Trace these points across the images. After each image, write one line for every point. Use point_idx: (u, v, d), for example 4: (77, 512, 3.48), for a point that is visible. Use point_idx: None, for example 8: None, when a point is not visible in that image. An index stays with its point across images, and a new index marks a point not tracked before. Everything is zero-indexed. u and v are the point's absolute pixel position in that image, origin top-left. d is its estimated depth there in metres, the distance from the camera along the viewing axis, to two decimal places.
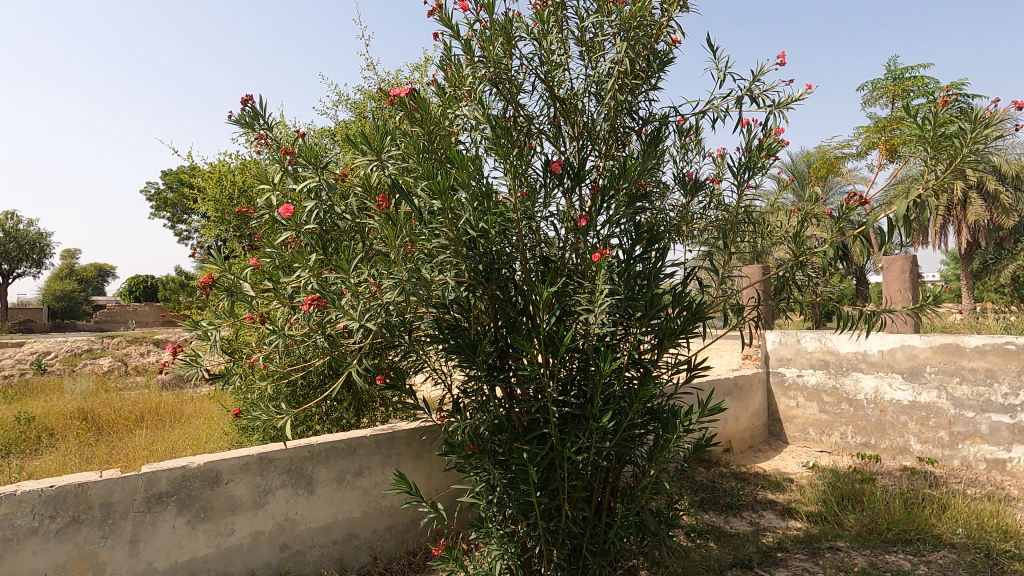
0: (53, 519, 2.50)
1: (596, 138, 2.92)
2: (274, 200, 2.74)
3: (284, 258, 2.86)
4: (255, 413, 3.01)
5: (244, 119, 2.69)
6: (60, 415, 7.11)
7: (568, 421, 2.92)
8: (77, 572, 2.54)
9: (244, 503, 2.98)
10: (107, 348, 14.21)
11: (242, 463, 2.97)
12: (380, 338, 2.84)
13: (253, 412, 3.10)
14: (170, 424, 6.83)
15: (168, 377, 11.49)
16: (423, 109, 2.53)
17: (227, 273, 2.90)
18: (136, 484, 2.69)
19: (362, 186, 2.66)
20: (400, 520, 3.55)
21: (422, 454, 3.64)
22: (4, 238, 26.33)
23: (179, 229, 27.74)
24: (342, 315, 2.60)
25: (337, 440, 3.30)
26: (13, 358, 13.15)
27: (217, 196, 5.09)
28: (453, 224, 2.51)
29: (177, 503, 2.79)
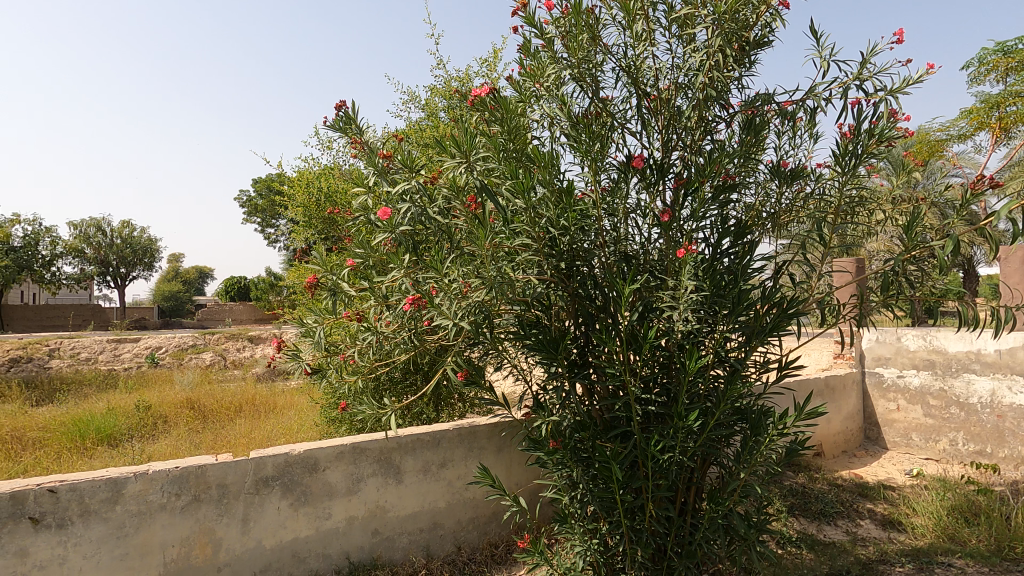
0: (179, 497, 2.77)
1: (680, 131, 2.84)
2: (368, 204, 2.83)
3: (377, 259, 2.99)
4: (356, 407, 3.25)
5: (339, 124, 2.87)
6: (172, 404, 7.87)
7: (651, 420, 2.89)
8: (199, 546, 2.80)
9: (339, 489, 3.17)
10: (209, 343, 15.50)
11: (337, 452, 3.17)
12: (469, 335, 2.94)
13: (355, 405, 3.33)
14: (266, 415, 7.38)
15: (261, 371, 12.34)
16: (502, 108, 2.62)
17: (329, 275, 3.06)
18: (247, 467, 2.93)
19: (450, 188, 2.69)
20: (483, 512, 3.63)
21: (503, 449, 3.71)
22: (122, 245, 29.44)
23: (269, 233, 29.80)
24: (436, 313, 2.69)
25: (422, 433, 3.43)
26: (131, 353, 14.70)
27: (304, 201, 5.43)
28: (535, 223, 2.60)
29: (282, 486, 3.01)
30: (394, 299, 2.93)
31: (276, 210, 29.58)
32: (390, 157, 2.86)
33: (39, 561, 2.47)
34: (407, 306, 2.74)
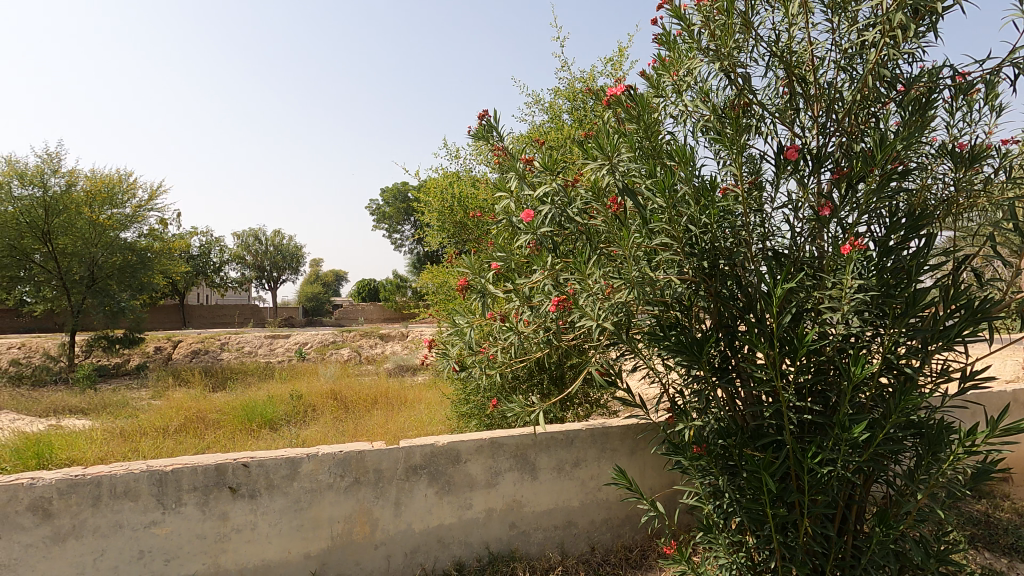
0: (343, 478, 3.06)
1: (839, 117, 2.62)
2: (511, 207, 3.06)
3: (519, 259, 3.16)
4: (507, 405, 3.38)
5: (482, 132, 3.04)
6: (319, 394, 8.77)
7: (806, 430, 2.68)
8: (360, 523, 3.08)
9: (479, 481, 3.32)
10: (346, 340, 17.00)
11: (477, 445, 3.32)
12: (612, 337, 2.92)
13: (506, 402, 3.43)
14: (400, 407, 7.94)
15: (392, 367, 13.30)
16: (640, 106, 2.59)
17: (479, 277, 3.20)
18: (398, 455, 3.17)
19: (591, 190, 2.74)
20: (616, 515, 3.61)
21: (636, 452, 3.65)
22: (274, 252, 33.25)
23: (395, 239, 32.01)
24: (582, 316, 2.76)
25: (557, 432, 3.48)
26: (283, 348, 16.58)
27: (439, 207, 5.72)
28: (676, 221, 2.53)
29: (429, 474, 3.22)
30: (538, 301, 3.01)
31: (401, 217, 31.72)
32: (531, 162, 3.07)
33: (236, 525, 2.87)
34: (552, 308, 2.83)
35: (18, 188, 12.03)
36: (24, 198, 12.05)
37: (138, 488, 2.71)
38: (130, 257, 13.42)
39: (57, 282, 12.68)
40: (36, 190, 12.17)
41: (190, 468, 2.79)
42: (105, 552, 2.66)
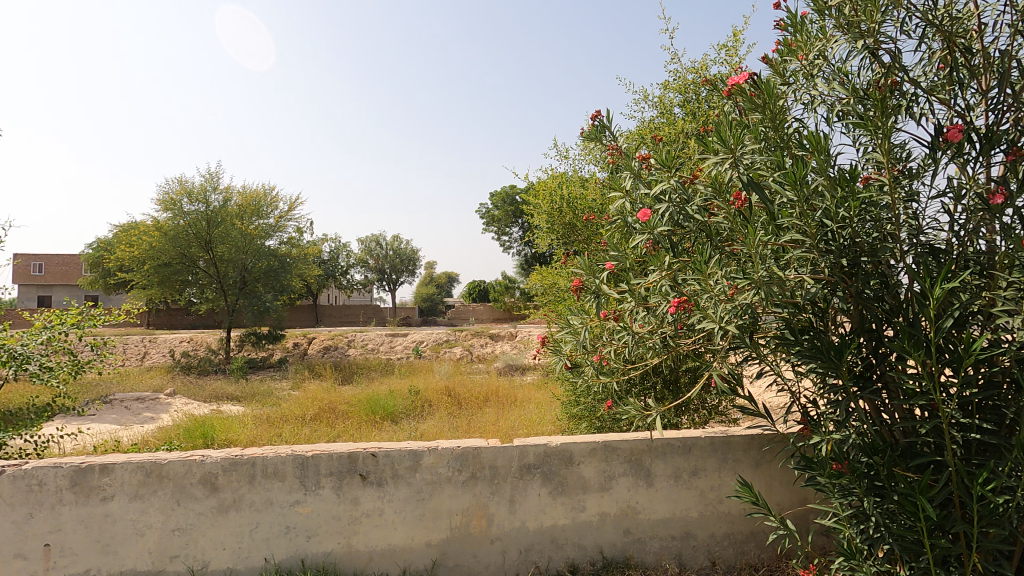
0: (460, 472, 3.19)
1: (1015, 89, 2.25)
2: (626, 207, 3.01)
3: (633, 260, 3.10)
4: (620, 408, 3.28)
5: (594, 132, 3.13)
6: (435, 390, 9.22)
7: (972, 450, 2.34)
8: (476, 517, 3.18)
9: (593, 485, 3.29)
10: (459, 340, 17.72)
11: (590, 448, 3.30)
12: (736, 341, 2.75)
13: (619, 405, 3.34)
14: (510, 406, 8.11)
15: (502, 366, 13.63)
16: (767, 94, 2.42)
17: (593, 278, 3.14)
18: (513, 453, 3.24)
19: (712, 186, 2.60)
20: (740, 530, 3.39)
21: (762, 464, 3.41)
22: (393, 256, 35.55)
23: (504, 241, 32.81)
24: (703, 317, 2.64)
25: (674, 438, 3.35)
26: (402, 345, 17.66)
27: (548, 209, 5.65)
28: (811, 216, 2.32)
29: (542, 474, 3.25)
30: (654, 301, 2.94)
31: (509, 219, 32.41)
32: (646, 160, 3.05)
33: (365, 510, 3.09)
34: (670, 309, 2.74)
35: (187, 204, 13.95)
36: (192, 213, 13.95)
37: (285, 469, 3.03)
38: (274, 262, 15.06)
39: (217, 285, 14.56)
40: (201, 205, 14.04)
41: (327, 455, 3.07)
42: (259, 525, 3.00)
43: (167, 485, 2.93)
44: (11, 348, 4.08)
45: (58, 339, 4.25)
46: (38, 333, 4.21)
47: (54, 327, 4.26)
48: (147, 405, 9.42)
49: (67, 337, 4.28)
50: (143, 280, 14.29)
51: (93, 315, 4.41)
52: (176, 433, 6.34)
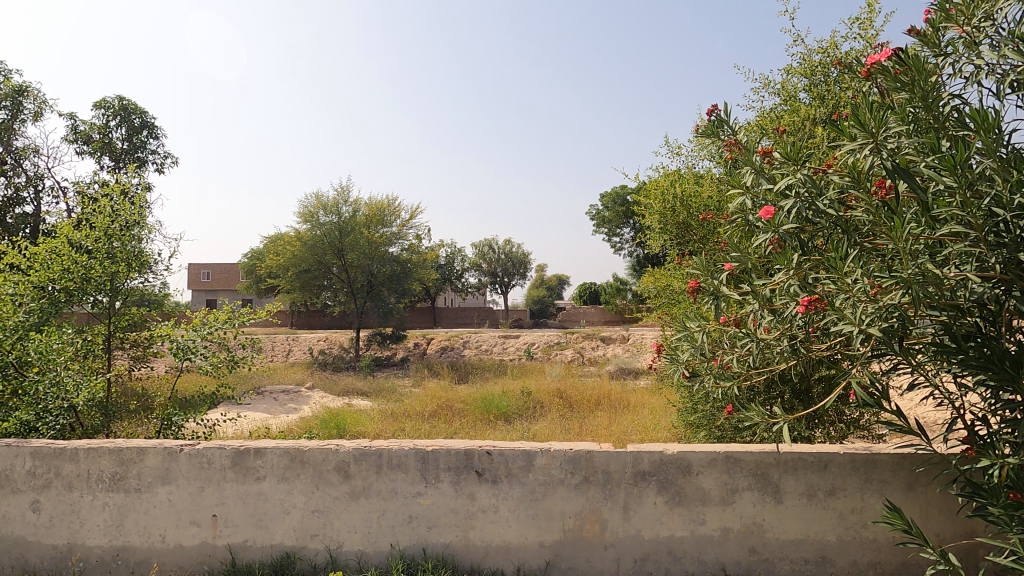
0: (573, 475, 3.18)
1: None
2: (748, 205, 2.89)
3: (757, 261, 2.91)
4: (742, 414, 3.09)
5: (710, 129, 3.16)
6: (547, 392, 9.30)
7: None
8: (589, 522, 3.15)
9: (713, 497, 3.12)
10: (570, 342, 17.71)
11: (710, 458, 3.13)
12: (881, 348, 2.46)
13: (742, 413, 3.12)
14: (623, 410, 7.95)
15: (615, 369, 13.39)
16: (915, 70, 2.16)
17: (711, 279, 2.99)
18: (626, 459, 3.17)
19: (849, 177, 2.37)
20: (888, 560, 3.02)
21: (915, 488, 3.01)
22: (504, 259, 36.43)
23: (614, 242, 32.26)
24: (839, 320, 2.39)
25: (806, 453, 3.07)
26: (514, 347, 18.03)
27: (660, 208, 5.41)
28: (976, 204, 2.01)
29: (658, 483, 3.15)
30: (781, 304, 2.73)
31: (620, 220, 31.81)
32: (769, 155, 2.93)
33: (481, 505, 3.20)
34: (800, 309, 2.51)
35: (323, 216, 15.41)
36: (327, 223, 15.39)
37: (408, 462, 3.22)
38: (396, 267, 16.12)
39: (347, 289, 15.89)
40: (334, 216, 15.45)
41: (446, 450, 3.22)
42: (386, 512, 3.22)
43: (308, 469, 3.24)
44: (177, 340, 4.78)
45: (213, 333, 4.91)
46: (195, 326, 4.89)
47: (212, 323, 4.94)
48: (291, 397, 10.53)
49: (219, 331, 4.94)
50: (287, 285, 16.00)
51: (239, 312, 5.01)
52: (315, 424, 7.01)
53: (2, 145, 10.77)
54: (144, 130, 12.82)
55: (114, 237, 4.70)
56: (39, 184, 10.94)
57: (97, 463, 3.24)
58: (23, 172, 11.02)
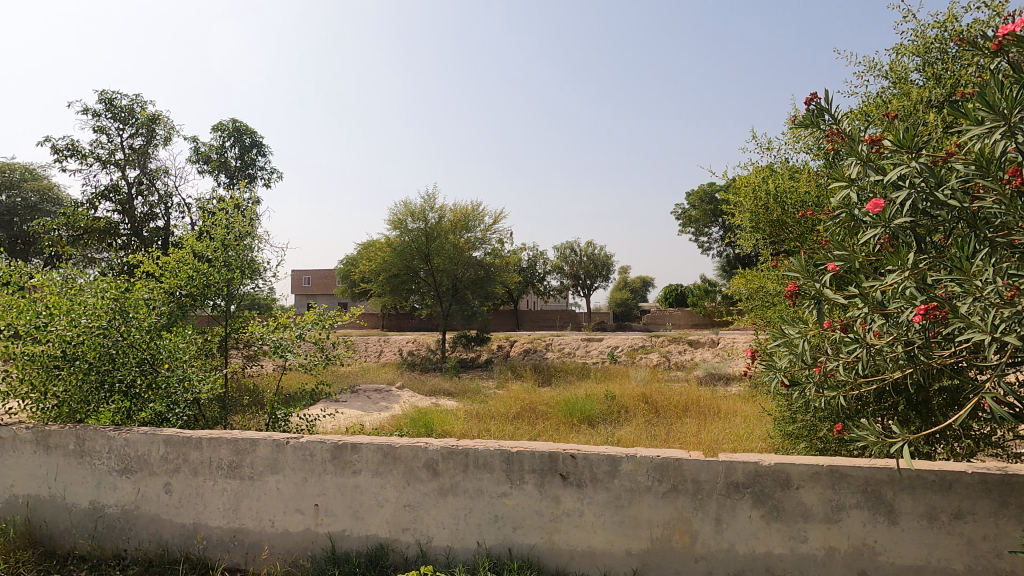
0: (660, 483, 3.09)
1: None
2: (853, 198, 2.72)
3: (866, 260, 2.71)
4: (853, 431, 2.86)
5: (810, 121, 3.13)
6: (632, 396, 9.12)
7: None
8: (679, 532, 3.05)
9: (816, 514, 2.92)
10: (655, 345, 17.24)
11: (812, 471, 2.93)
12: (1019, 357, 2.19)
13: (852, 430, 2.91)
14: (713, 417, 7.63)
15: (704, 375, 12.87)
16: None
17: (813, 281, 2.82)
18: (718, 469, 3.03)
19: (975, 163, 2.15)
20: None
21: None
22: (586, 262, 36.14)
23: (702, 242, 31.02)
24: (967, 327, 2.15)
25: (927, 471, 2.81)
26: (597, 350, 17.84)
27: (751, 206, 5.11)
28: None
29: (753, 495, 2.99)
30: (895, 307, 2.50)
31: (708, 219, 30.50)
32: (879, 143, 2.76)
33: (566, 509, 3.19)
34: (918, 317, 2.28)
35: (411, 223, 16.10)
36: (414, 230, 16.04)
37: (493, 462, 3.28)
38: (480, 271, 16.50)
39: (434, 293, 16.48)
40: (421, 223, 16.07)
41: (530, 452, 3.24)
42: (472, 510, 3.30)
43: (400, 465, 3.39)
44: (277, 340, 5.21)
45: (306, 335, 5.26)
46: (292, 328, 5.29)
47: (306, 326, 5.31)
48: (383, 396, 11.06)
49: (311, 333, 5.28)
50: (378, 290, 16.83)
51: (325, 315, 5.28)
52: (405, 422, 7.33)
53: (139, 168, 12.22)
54: (254, 149, 14.04)
55: (229, 246, 5.22)
56: (169, 202, 12.30)
57: (217, 452, 3.59)
58: (156, 191, 12.44)
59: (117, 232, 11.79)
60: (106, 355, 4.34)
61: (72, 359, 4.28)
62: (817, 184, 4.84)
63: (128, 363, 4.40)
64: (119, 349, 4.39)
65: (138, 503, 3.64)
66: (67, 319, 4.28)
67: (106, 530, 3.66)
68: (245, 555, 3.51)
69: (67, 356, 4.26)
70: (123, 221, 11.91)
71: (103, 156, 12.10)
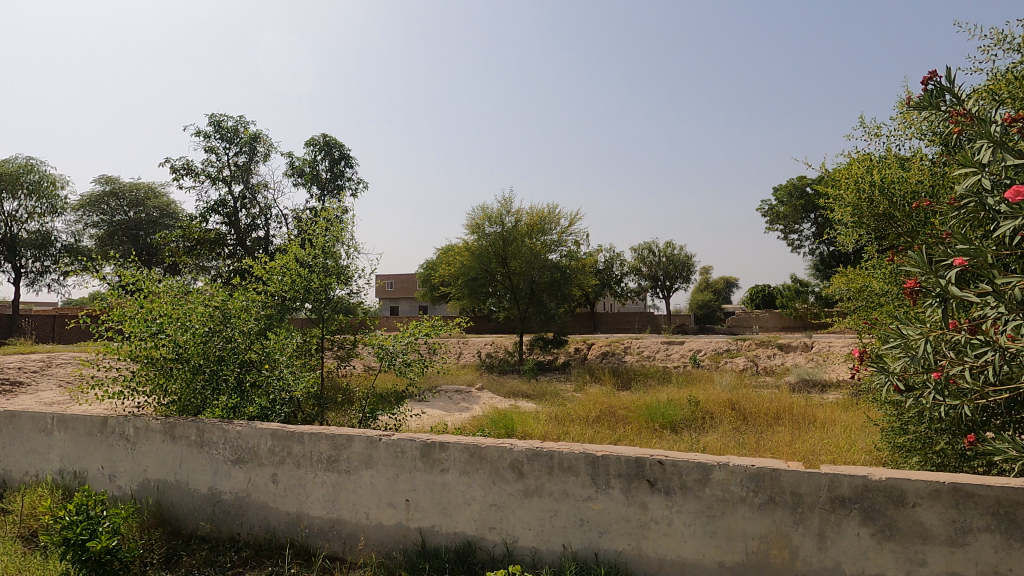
0: (756, 493, 2.94)
1: None
2: (985, 185, 2.53)
3: (998, 254, 2.49)
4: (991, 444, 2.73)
5: (927, 101, 3.12)
6: (717, 401, 8.75)
7: None
8: (777, 547, 2.89)
9: (937, 535, 2.67)
10: (742, 349, 16.45)
11: (931, 489, 2.69)
12: None
13: (992, 443, 2.77)
14: (808, 425, 7.16)
15: (797, 381, 12.12)
16: None
17: (935, 277, 2.61)
18: (821, 481, 2.85)
19: None
20: None
21: None
22: (666, 262, 35.10)
23: (792, 239, 29.24)
24: None
25: None
26: (678, 353, 17.28)
27: (853, 200, 4.73)
28: None
29: (862, 512, 2.78)
30: None
31: (799, 215, 28.66)
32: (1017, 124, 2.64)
33: (655, 516, 3.11)
34: None
35: (489, 227, 16.39)
36: (492, 234, 16.31)
37: (578, 466, 3.27)
38: (557, 274, 16.50)
39: (511, 295, 16.66)
40: (499, 227, 16.32)
41: (616, 457, 3.19)
42: (558, 513, 3.30)
43: (485, 465, 3.46)
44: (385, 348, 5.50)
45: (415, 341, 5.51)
46: (403, 336, 5.56)
47: (411, 333, 5.56)
48: (463, 396, 11.34)
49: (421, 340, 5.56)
50: (457, 293, 17.24)
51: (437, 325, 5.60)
52: (486, 423, 7.45)
53: (243, 183, 13.31)
54: (342, 161, 14.88)
55: (326, 253, 5.59)
56: (268, 213, 13.29)
57: (317, 446, 3.83)
58: (257, 204, 13.49)
59: (225, 242, 12.90)
60: (214, 355, 4.76)
61: (184, 359, 4.72)
62: (931, 173, 4.43)
63: (232, 363, 4.80)
64: (224, 351, 4.80)
65: (249, 491, 3.96)
66: (180, 324, 4.73)
67: (223, 515, 4.01)
68: (343, 545, 3.72)
69: (180, 357, 4.71)
70: (230, 232, 13.03)
71: (212, 174, 13.29)
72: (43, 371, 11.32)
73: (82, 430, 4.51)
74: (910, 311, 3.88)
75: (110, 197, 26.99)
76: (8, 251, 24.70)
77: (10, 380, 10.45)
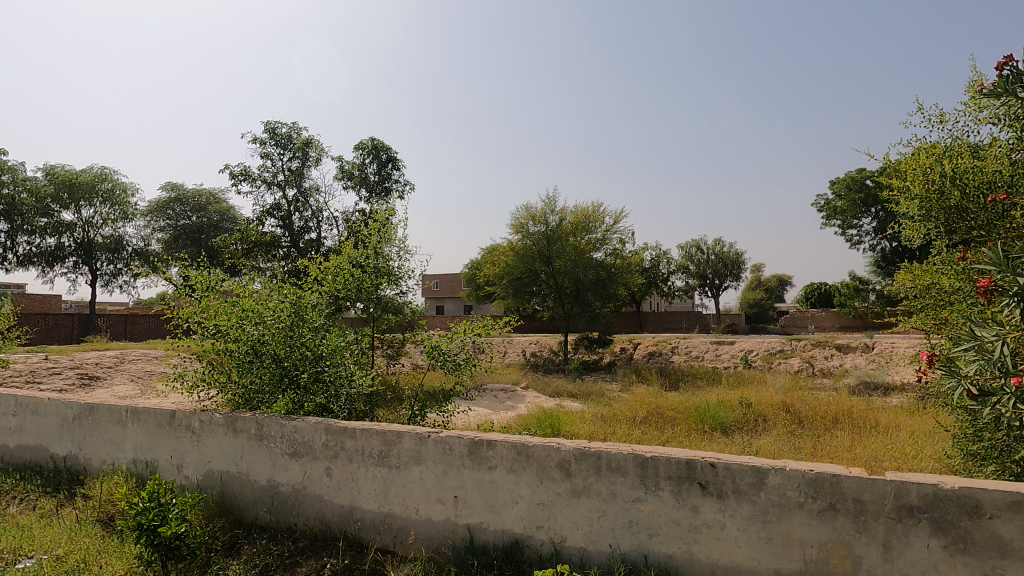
0: (814, 500, 2.83)
1: None
2: None
3: None
4: None
5: (1000, 86, 2.91)
6: (770, 403, 8.45)
7: None
8: (838, 556, 2.77)
9: (1017, 549, 2.49)
10: (796, 349, 15.83)
11: (1010, 500, 2.51)
12: None
13: None
14: (870, 430, 6.82)
15: (858, 383, 11.55)
16: None
17: (1013, 275, 2.44)
18: (886, 489, 2.71)
19: None
20: None
21: None
22: (715, 260, 34.15)
23: (851, 235, 27.93)
24: None
25: None
26: (728, 353, 16.79)
27: (921, 191, 4.44)
28: None
29: (931, 522, 2.63)
30: None
31: (857, 209, 27.34)
32: None
33: (707, 520, 3.03)
34: None
35: (533, 226, 16.40)
36: (536, 233, 16.31)
37: (627, 466, 3.23)
38: (601, 273, 16.34)
39: (555, 295, 16.61)
40: (543, 226, 16.31)
41: (666, 458, 3.14)
42: (606, 513, 3.27)
43: (533, 464, 3.47)
44: (436, 346, 5.57)
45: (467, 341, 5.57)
46: (454, 335, 5.61)
47: (462, 332, 5.61)
48: (508, 396, 11.37)
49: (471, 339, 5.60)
50: (501, 292, 17.31)
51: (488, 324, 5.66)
52: (531, 422, 7.46)
53: (296, 187, 13.82)
54: (390, 164, 15.21)
55: (376, 253, 5.73)
56: (320, 216, 13.76)
57: (368, 441, 3.94)
58: (309, 207, 13.98)
59: (279, 244, 13.43)
60: (273, 353, 4.96)
61: (250, 356, 4.96)
62: (1009, 163, 4.14)
63: (295, 359, 5.00)
64: (289, 348, 5.01)
65: (305, 483, 4.11)
66: (247, 322, 4.97)
67: (281, 505, 4.18)
68: (394, 538, 3.81)
69: (249, 353, 4.96)
70: (284, 234, 13.55)
71: (268, 179, 13.88)
72: (116, 366, 12.10)
73: (153, 422, 4.80)
74: (986, 310, 3.63)
75: (174, 203, 28.47)
76: (84, 255, 26.51)
77: (88, 374, 11.21)
